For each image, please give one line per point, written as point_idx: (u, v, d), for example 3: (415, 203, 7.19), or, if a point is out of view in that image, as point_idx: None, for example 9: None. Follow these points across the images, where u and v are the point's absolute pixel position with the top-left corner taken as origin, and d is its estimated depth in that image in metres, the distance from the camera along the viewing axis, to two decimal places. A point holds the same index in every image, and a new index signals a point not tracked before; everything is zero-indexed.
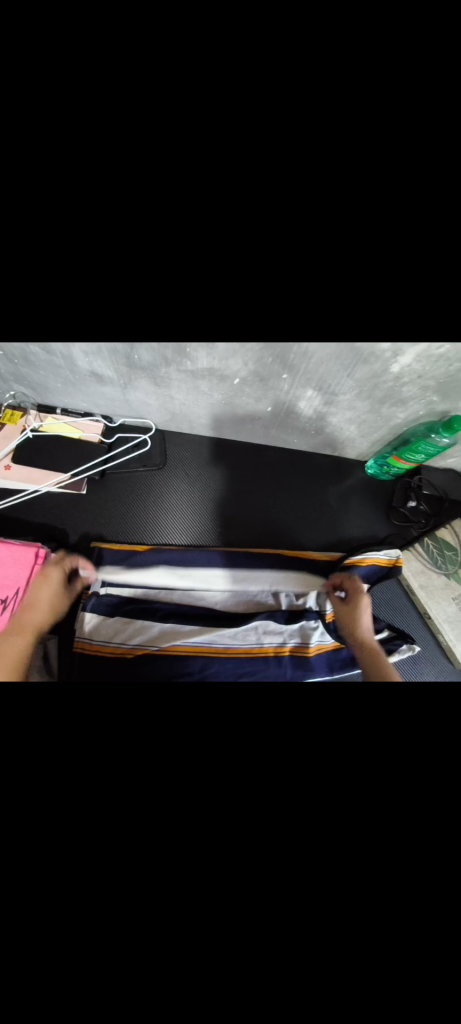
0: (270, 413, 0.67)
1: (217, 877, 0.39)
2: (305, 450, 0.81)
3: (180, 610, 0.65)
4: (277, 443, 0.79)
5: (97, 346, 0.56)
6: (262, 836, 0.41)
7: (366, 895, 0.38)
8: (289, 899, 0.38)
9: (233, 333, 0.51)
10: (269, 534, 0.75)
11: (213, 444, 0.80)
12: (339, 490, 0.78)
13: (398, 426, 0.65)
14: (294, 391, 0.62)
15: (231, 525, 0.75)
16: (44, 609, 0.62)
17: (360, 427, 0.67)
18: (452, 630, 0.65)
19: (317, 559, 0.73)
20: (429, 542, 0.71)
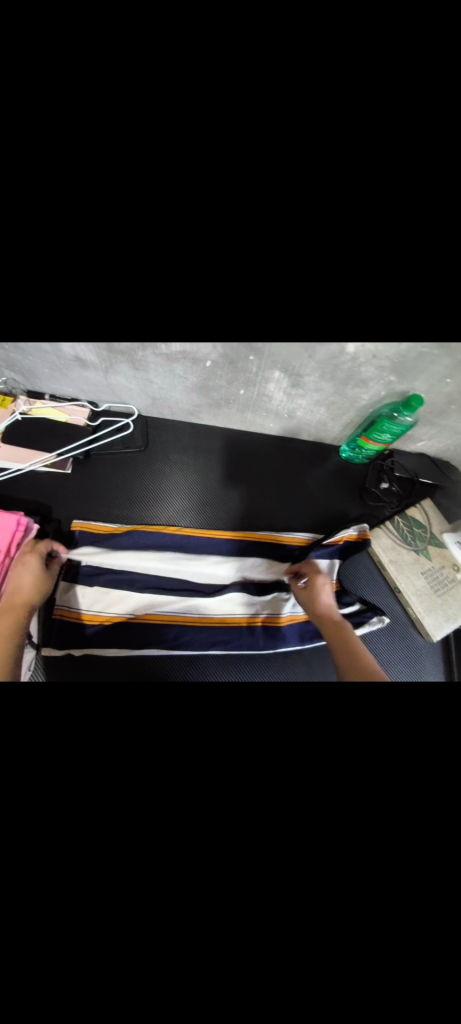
0: (243, 396, 0.70)
1: (181, 833, 0.43)
2: (282, 436, 0.84)
3: (154, 582, 0.67)
4: (253, 428, 0.82)
5: (80, 344, 0.61)
6: (224, 802, 0.45)
7: (313, 816, 0.44)
8: (246, 842, 0.43)
9: (200, 328, 0.54)
10: (247, 516, 0.78)
11: (192, 434, 0.83)
12: (315, 473, 0.82)
13: (364, 407, 0.69)
14: (261, 374, 0.64)
15: (208, 505, 0.78)
16: (25, 593, 0.61)
17: (328, 409, 0.71)
18: (421, 603, 0.68)
19: (292, 543, 0.74)
20: (400, 521, 0.74)
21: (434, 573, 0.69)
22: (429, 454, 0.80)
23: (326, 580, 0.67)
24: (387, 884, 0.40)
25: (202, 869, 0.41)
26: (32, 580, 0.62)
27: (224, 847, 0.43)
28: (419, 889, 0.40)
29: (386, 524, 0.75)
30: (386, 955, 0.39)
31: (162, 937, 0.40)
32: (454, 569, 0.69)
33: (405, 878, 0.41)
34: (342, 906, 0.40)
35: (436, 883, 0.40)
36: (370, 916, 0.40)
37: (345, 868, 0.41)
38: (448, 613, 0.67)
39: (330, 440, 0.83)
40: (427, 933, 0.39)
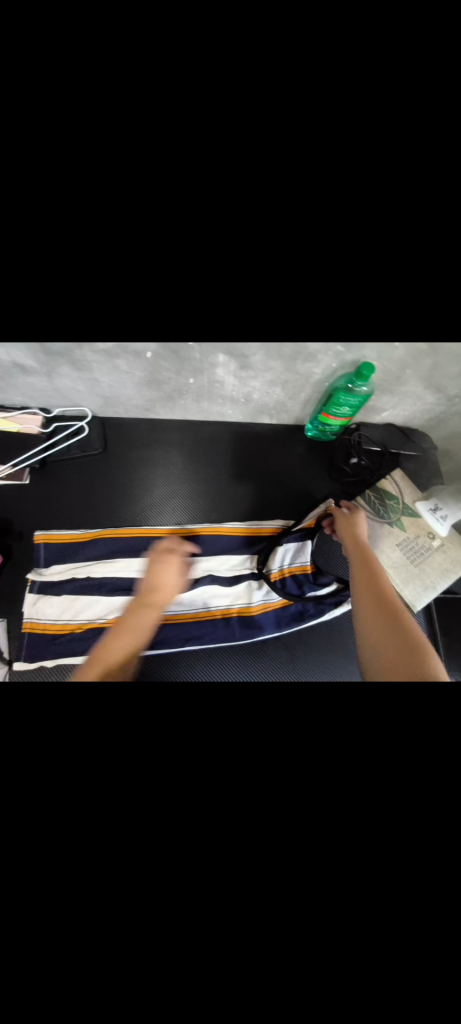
0: (193, 386, 0.68)
1: (161, 851, 0.41)
2: (243, 423, 0.81)
3: (124, 585, 0.65)
4: (212, 419, 0.80)
5: (15, 347, 0.57)
6: (202, 810, 0.43)
7: (293, 803, 0.43)
8: (228, 849, 0.41)
9: (130, 318, 0.51)
10: (217, 510, 0.76)
11: (152, 430, 0.79)
12: (282, 457, 0.80)
13: (319, 383, 0.67)
14: (206, 358, 0.61)
15: (176, 502, 0.75)
16: (163, 591, 0.61)
17: (284, 388, 0.69)
18: (398, 576, 0.67)
19: (263, 530, 0.73)
20: (371, 494, 0.74)
21: (410, 544, 0.68)
22: (395, 425, 0.78)
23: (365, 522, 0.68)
24: (373, 867, 0.40)
25: (182, 872, 0.40)
26: (174, 575, 0.62)
27: (206, 849, 0.41)
28: (402, 867, 0.40)
29: (358, 498, 0.75)
30: (376, 936, 0.39)
31: (148, 948, 0.39)
32: (429, 538, 0.68)
33: (389, 860, 0.40)
34: (326, 891, 0.40)
35: (420, 860, 0.40)
36: (356, 900, 0.39)
37: (328, 853, 0.41)
38: (426, 582, 0.66)
39: (293, 421, 0.80)
40: (412, 908, 0.39)
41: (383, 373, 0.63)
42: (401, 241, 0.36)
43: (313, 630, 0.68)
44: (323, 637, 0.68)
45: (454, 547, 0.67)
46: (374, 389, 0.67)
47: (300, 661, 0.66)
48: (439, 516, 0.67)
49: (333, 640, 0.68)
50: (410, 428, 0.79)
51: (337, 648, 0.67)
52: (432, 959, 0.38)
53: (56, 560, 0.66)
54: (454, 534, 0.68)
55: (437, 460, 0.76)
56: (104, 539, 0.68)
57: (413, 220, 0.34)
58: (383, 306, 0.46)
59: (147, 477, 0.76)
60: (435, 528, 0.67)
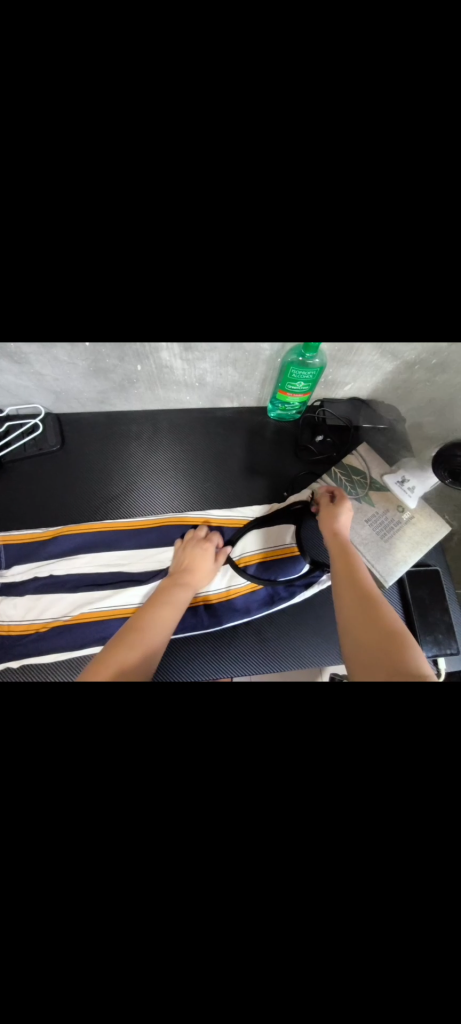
0: (141, 373, 0.67)
1: (94, 885, 0.34)
2: (203, 410, 0.80)
3: (87, 580, 0.64)
4: (171, 408, 0.78)
5: None
6: (143, 839, 0.36)
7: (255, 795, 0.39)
8: (171, 881, 0.35)
9: (53, 311, 0.49)
10: (177, 502, 0.73)
11: (109, 424, 0.77)
12: (245, 442, 0.78)
13: (271, 360, 0.65)
14: (148, 343, 0.60)
15: (137, 493, 0.73)
16: (195, 578, 0.61)
17: (235, 368, 0.67)
18: (369, 553, 0.65)
19: (229, 521, 0.72)
20: (338, 472, 0.72)
21: (379, 519, 0.67)
22: (356, 399, 0.78)
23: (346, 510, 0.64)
24: (345, 866, 0.35)
25: (125, 895, 0.34)
26: (202, 565, 0.63)
27: (158, 853, 0.36)
28: (377, 868, 0.35)
29: (324, 477, 0.73)
30: (358, 946, 0.33)
31: (85, 993, 0.32)
32: (399, 511, 0.67)
33: (366, 860, 0.35)
34: (295, 903, 0.34)
35: (394, 855, 0.36)
36: (325, 910, 0.34)
37: (295, 850, 0.36)
38: (397, 558, 0.64)
39: (254, 403, 0.78)
40: (386, 912, 0.34)
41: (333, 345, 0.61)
42: (308, 199, 0.33)
43: (284, 615, 0.67)
44: (294, 622, 0.66)
45: (423, 519, 0.66)
46: (326, 363, 0.66)
47: (272, 650, 0.64)
48: (406, 489, 0.66)
49: (305, 624, 0.66)
50: (371, 402, 0.78)
51: (309, 631, 0.65)
52: (420, 969, 0.33)
53: (18, 561, 0.66)
54: (423, 508, 0.68)
55: (404, 432, 0.75)
56: (64, 536, 0.67)
57: (309, 176, 0.32)
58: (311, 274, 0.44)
59: (106, 471, 0.74)
60: (404, 501, 0.67)
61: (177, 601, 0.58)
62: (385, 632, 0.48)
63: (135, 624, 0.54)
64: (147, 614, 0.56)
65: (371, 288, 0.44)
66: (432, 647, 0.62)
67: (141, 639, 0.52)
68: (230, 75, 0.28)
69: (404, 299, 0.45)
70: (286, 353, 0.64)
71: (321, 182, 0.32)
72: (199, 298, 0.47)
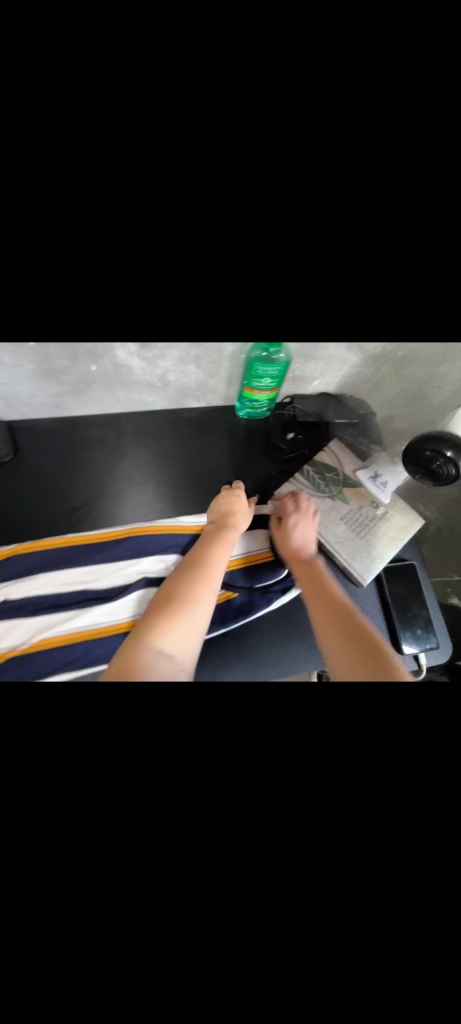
0: (97, 373, 0.62)
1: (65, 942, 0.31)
2: (168, 411, 0.75)
3: (47, 602, 0.59)
4: (135, 411, 0.74)
5: None
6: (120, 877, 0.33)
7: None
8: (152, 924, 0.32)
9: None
10: (146, 510, 0.70)
11: (68, 430, 0.72)
12: (216, 443, 0.75)
13: (236, 355, 0.63)
14: (101, 342, 0.56)
15: (102, 501, 0.69)
16: (241, 519, 0.65)
17: (199, 366, 0.64)
18: (345, 551, 0.64)
19: (199, 526, 0.68)
20: (311, 469, 0.70)
21: (354, 515, 0.66)
22: (325, 393, 0.76)
23: (298, 519, 0.65)
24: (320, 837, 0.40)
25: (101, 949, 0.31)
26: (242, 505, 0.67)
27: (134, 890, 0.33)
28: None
29: (297, 474, 0.71)
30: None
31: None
32: (374, 505, 0.66)
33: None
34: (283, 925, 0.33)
35: None
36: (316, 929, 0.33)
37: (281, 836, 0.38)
38: (373, 553, 0.63)
39: (222, 402, 0.76)
40: None
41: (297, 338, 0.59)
42: (253, 171, 0.31)
43: (266, 619, 0.64)
44: (276, 626, 0.64)
45: (398, 514, 0.66)
46: (292, 359, 0.65)
47: (255, 655, 0.62)
48: (379, 482, 0.66)
49: (287, 626, 0.64)
50: (340, 397, 0.77)
51: (291, 634, 0.64)
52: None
53: None
54: (397, 501, 0.67)
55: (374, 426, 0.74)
56: (23, 555, 0.62)
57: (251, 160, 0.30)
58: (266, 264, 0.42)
59: (66, 481, 0.69)
60: (378, 496, 0.66)
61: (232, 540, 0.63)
62: (355, 637, 0.55)
63: (192, 568, 0.59)
64: (200, 562, 0.60)
65: (329, 278, 0.42)
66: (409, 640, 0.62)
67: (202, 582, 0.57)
68: (156, 32, 0.26)
69: (366, 286, 0.44)
70: (248, 352, 0.62)
71: (267, 148, 0.30)
72: (148, 288, 0.43)
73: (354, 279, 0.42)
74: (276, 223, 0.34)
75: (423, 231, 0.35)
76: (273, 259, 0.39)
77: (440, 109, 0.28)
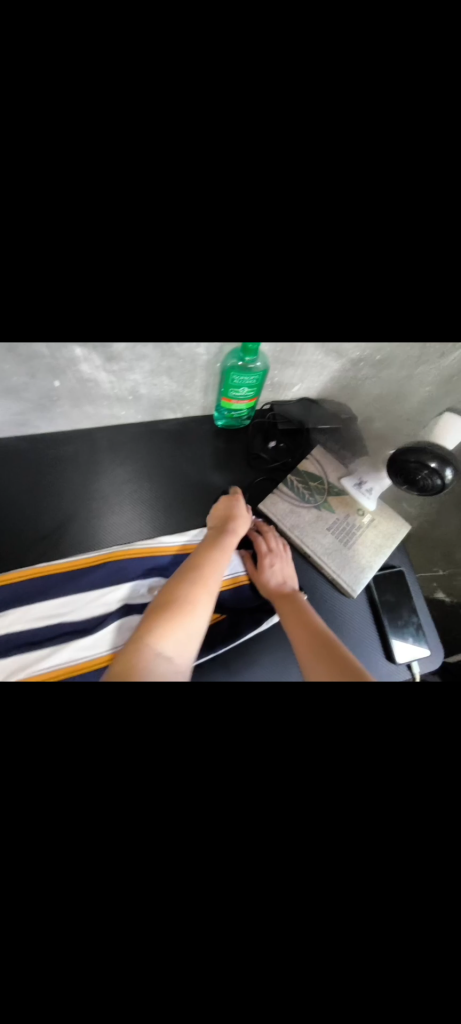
0: (60, 388, 0.58)
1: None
2: (142, 424, 0.72)
3: (19, 640, 0.54)
4: (106, 425, 0.70)
5: None
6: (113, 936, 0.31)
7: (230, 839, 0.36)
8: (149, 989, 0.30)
9: None
10: (125, 530, 0.66)
11: (33, 449, 0.67)
12: (195, 455, 0.72)
13: (213, 360, 0.61)
14: (60, 350, 0.52)
15: (75, 523, 0.64)
16: (239, 520, 0.64)
17: (171, 376, 0.61)
18: (333, 563, 0.63)
19: (182, 547, 0.65)
20: (294, 479, 0.68)
21: (340, 525, 0.65)
22: (305, 399, 0.74)
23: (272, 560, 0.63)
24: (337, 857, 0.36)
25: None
26: (240, 507, 0.66)
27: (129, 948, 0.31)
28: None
29: (281, 484, 0.69)
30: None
31: None
32: (360, 514, 0.66)
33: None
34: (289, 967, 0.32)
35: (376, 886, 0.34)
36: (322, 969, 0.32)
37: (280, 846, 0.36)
38: (362, 563, 0.63)
39: (199, 412, 0.73)
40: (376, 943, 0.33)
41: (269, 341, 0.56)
42: (204, 157, 0.29)
43: (258, 636, 0.62)
44: (270, 642, 0.61)
45: (383, 521, 0.66)
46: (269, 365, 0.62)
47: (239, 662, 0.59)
48: (364, 490, 0.65)
49: (280, 641, 0.62)
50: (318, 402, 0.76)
51: (285, 649, 0.61)
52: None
53: None
54: (381, 508, 0.67)
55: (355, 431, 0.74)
56: None
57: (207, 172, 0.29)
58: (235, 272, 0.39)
59: (34, 504, 0.64)
60: (363, 503, 0.65)
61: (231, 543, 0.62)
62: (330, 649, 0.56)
63: (191, 573, 0.58)
64: (199, 565, 0.59)
65: (301, 284, 0.40)
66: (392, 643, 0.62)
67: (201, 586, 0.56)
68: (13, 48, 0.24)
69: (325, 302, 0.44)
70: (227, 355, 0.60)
71: (198, 188, 0.30)
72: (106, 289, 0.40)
73: (327, 285, 0.40)
74: (235, 217, 0.33)
75: (388, 222, 0.34)
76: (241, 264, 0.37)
77: (390, 99, 0.28)
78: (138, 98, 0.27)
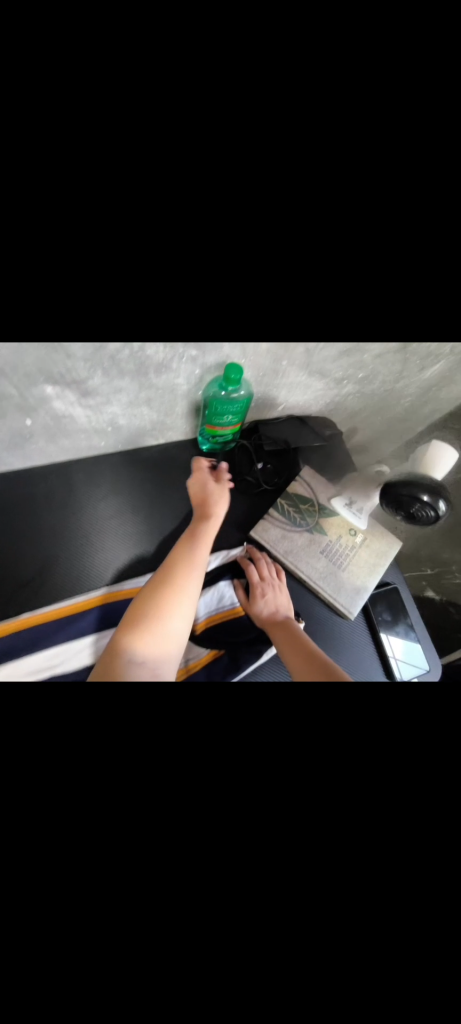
0: (34, 427, 0.56)
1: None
2: (123, 455, 0.69)
3: None
4: (85, 458, 0.67)
5: None
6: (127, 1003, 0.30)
7: (235, 883, 0.35)
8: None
9: None
10: (115, 567, 0.63)
11: (7, 489, 0.63)
12: (180, 481, 0.70)
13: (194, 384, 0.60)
14: (30, 389, 0.50)
15: (59, 564, 0.61)
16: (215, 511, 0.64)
17: (150, 404, 0.60)
18: (329, 586, 0.63)
19: None
20: (284, 503, 0.68)
21: (333, 548, 0.65)
22: (290, 419, 0.74)
23: (267, 593, 0.61)
24: (338, 868, 0.36)
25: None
26: (215, 494, 0.65)
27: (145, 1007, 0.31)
28: (375, 918, 0.34)
29: (271, 509, 0.68)
30: None
31: None
32: (352, 534, 0.66)
33: (361, 914, 0.35)
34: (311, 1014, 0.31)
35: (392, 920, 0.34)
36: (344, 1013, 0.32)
37: (283, 874, 0.35)
38: (357, 584, 0.63)
39: (182, 437, 0.71)
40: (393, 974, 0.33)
41: (252, 361, 0.57)
42: (162, 218, 0.29)
43: (258, 669, 0.60)
44: (270, 671, 0.61)
45: (375, 539, 0.66)
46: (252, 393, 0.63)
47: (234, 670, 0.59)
48: (355, 510, 0.66)
49: (280, 669, 0.61)
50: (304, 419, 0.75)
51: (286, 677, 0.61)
52: None
53: None
54: (373, 526, 0.67)
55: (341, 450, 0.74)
56: None
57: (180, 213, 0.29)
58: (212, 295, 0.38)
59: (14, 549, 0.60)
60: (354, 523, 0.66)
61: (208, 538, 0.62)
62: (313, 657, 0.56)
63: (168, 569, 0.57)
64: (176, 563, 0.59)
65: (281, 291, 0.39)
66: (388, 638, 0.64)
67: (179, 585, 0.56)
68: None
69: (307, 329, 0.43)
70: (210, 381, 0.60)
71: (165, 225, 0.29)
72: (66, 317, 0.40)
73: (306, 292, 0.39)
74: (197, 250, 0.32)
75: (355, 252, 0.34)
76: (219, 277, 0.35)
77: (344, 147, 0.28)
78: (98, 147, 0.26)
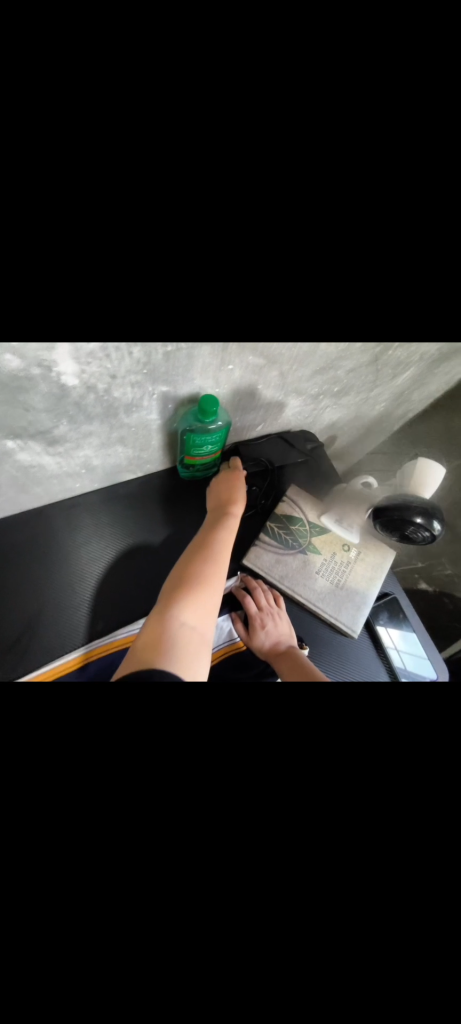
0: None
1: None
2: (99, 493, 0.66)
3: None
4: (58, 501, 0.63)
5: None
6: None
7: (261, 924, 0.35)
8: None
9: None
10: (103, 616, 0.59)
11: None
12: (161, 512, 0.68)
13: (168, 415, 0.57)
14: None
15: (42, 620, 0.57)
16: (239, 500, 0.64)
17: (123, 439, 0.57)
18: (330, 607, 0.62)
19: None
20: (275, 525, 0.66)
21: (329, 566, 0.64)
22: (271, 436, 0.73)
23: (268, 624, 0.59)
24: (362, 891, 0.36)
25: None
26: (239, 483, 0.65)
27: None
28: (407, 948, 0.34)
29: (263, 533, 0.66)
30: None
31: None
32: (346, 548, 0.66)
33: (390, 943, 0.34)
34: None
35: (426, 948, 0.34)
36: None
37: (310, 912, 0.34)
38: (357, 599, 0.62)
39: (160, 465, 0.69)
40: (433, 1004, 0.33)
41: (224, 385, 0.56)
42: (100, 238, 0.29)
43: None
44: None
45: (369, 552, 0.66)
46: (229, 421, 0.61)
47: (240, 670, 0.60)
48: (345, 525, 0.66)
49: None
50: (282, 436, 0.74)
51: None
52: None
53: None
54: (366, 538, 0.67)
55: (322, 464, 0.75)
56: None
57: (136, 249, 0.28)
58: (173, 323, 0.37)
59: None
60: (347, 538, 0.65)
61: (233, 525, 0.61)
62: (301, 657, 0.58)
63: (201, 553, 0.56)
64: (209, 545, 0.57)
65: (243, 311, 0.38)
66: (389, 637, 0.65)
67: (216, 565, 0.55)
68: None
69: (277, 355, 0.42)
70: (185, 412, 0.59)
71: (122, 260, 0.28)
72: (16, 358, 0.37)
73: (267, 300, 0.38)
74: (139, 260, 0.31)
75: (307, 261, 0.34)
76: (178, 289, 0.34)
77: (284, 173, 0.27)
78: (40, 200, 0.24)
